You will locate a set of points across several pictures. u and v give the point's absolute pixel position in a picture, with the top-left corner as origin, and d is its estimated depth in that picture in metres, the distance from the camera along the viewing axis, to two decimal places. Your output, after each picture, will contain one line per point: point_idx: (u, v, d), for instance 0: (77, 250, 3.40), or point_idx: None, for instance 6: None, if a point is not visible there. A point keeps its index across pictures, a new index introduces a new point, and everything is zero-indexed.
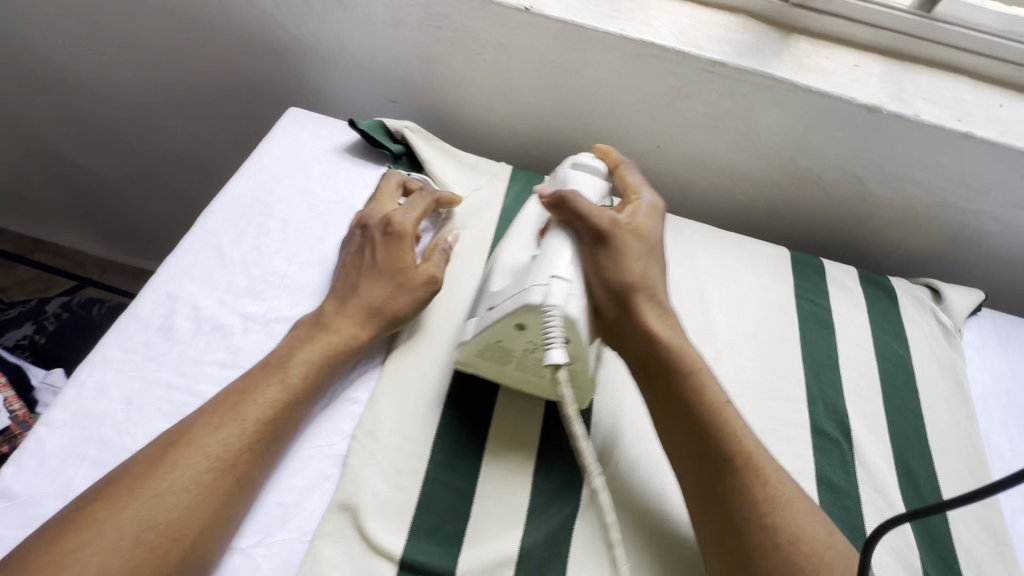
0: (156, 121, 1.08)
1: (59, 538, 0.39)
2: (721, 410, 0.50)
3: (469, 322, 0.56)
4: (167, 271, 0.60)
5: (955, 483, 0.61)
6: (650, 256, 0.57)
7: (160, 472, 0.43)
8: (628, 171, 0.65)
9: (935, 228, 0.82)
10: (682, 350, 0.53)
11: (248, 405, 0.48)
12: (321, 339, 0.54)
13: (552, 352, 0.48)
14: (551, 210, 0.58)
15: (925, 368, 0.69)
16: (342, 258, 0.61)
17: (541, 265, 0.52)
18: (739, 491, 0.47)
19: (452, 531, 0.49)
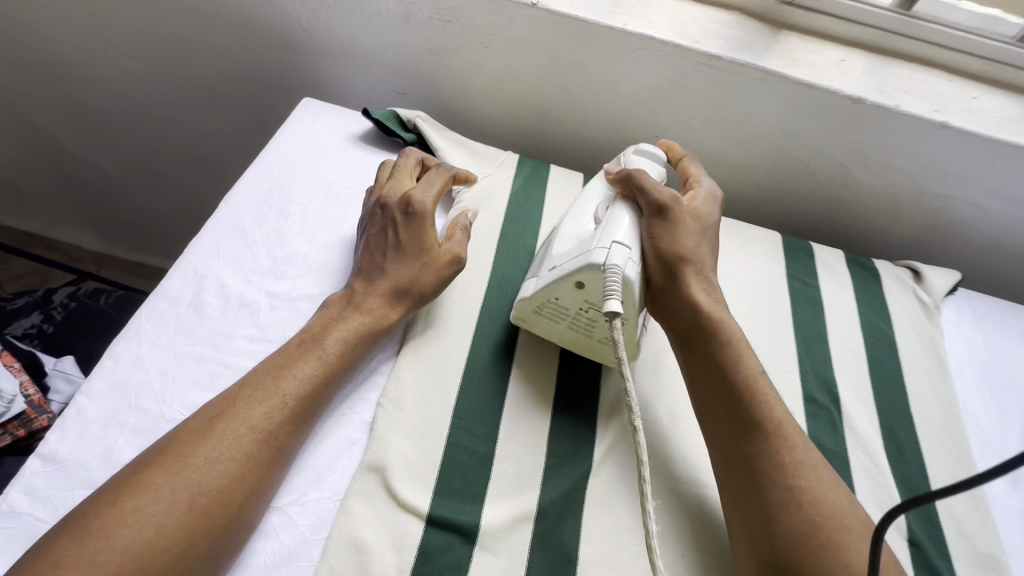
0: (162, 113, 1.09)
1: (116, 501, 0.42)
2: (754, 381, 0.55)
3: (528, 280, 0.61)
4: (194, 252, 0.62)
5: (936, 446, 0.65)
6: (703, 236, 0.63)
7: (208, 443, 0.46)
8: (691, 163, 0.71)
9: (915, 214, 0.87)
10: (723, 322, 0.58)
11: (287, 380, 0.51)
12: (354, 319, 0.57)
13: (610, 303, 0.50)
14: (617, 184, 0.63)
15: (907, 342, 0.74)
16: (365, 240, 0.62)
17: (603, 231, 0.56)
18: (769, 454, 0.50)
19: (474, 490, 0.53)
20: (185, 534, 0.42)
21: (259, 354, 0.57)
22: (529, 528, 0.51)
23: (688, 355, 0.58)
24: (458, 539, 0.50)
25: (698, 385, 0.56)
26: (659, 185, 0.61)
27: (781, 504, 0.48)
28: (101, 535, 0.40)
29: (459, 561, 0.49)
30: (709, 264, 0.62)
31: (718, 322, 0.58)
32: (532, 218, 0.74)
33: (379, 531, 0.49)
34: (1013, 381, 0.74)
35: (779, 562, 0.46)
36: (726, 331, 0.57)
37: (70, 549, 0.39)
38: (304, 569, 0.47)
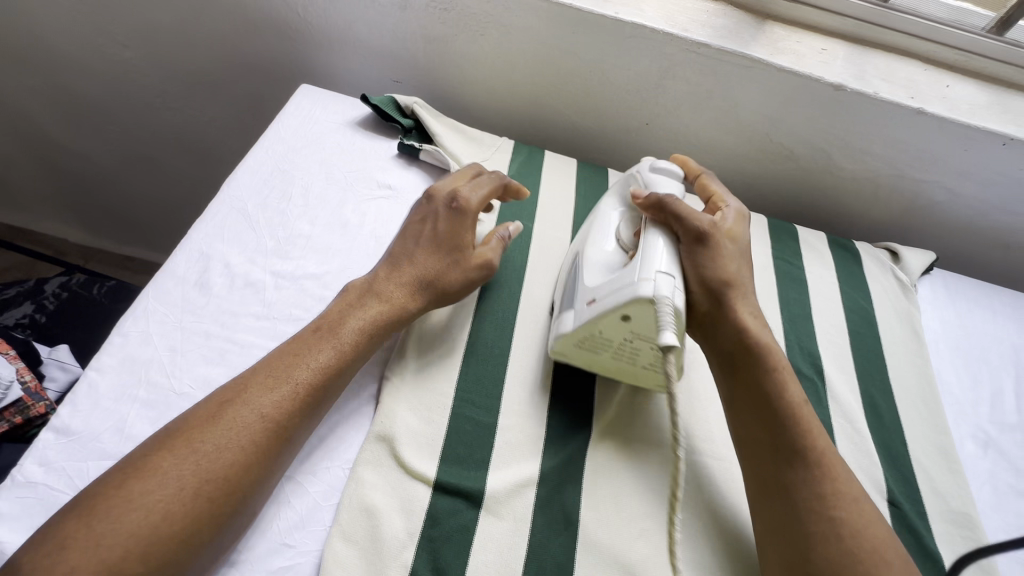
0: (154, 102, 1.09)
1: (125, 483, 0.42)
2: (799, 409, 0.54)
3: (567, 312, 0.59)
4: (198, 233, 0.64)
5: (913, 413, 0.69)
6: (741, 259, 0.62)
7: (217, 429, 0.46)
8: (711, 179, 0.71)
9: (893, 197, 0.91)
10: (770, 347, 0.57)
11: (301, 368, 0.51)
12: (374, 306, 0.57)
13: (665, 335, 0.48)
14: (647, 210, 0.61)
15: (886, 317, 0.78)
16: (405, 225, 0.64)
17: (647, 260, 0.54)
18: (812, 483, 0.50)
19: (478, 457, 0.55)
20: (190, 520, 0.42)
21: (266, 331, 0.58)
22: (532, 492, 0.53)
23: (732, 380, 0.57)
24: (464, 504, 0.52)
25: (739, 411, 0.56)
26: (693, 209, 0.60)
27: (823, 533, 0.48)
28: (109, 518, 0.40)
29: (466, 524, 0.50)
30: (749, 286, 0.61)
31: (765, 347, 0.57)
32: (529, 201, 0.76)
33: (388, 497, 0.51)
34: (984, 354, 0.79)
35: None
36: (772, 358, 0.56)
37: (80, 528, 0.40)
38: (317, 533, 0.49)
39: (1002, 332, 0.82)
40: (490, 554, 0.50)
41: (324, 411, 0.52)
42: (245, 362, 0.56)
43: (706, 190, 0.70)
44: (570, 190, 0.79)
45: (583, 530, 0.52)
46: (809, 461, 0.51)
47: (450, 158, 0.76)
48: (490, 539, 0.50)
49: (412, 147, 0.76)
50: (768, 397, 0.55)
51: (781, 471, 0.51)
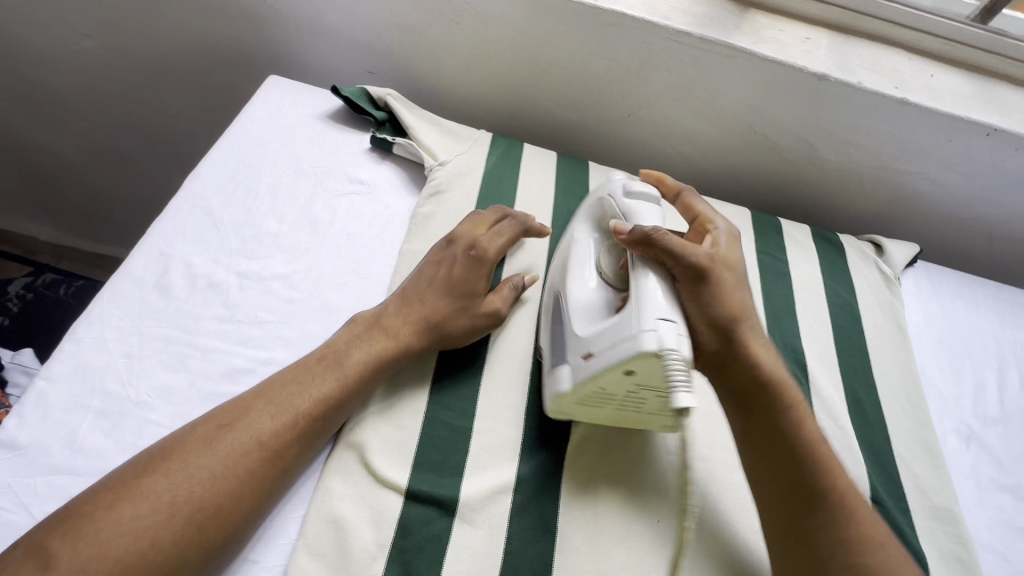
0: (121, 95, 1.05)
1: (112, 502, 0.40)
2: (818, 447, 0.52)
3: (562, 366, 0.53)
4: (158, 232, 0.61)
5: (897, 408, 0.68)
6: (741, 287, 0.56)
7: (212, 453, 0.44)
8: (693, 198, 0.65)
9: (877, 188, 0.90)
10: (785, 382, 0.54)
11: (301, 398, 0.49)
12: (379, 344, 0.54)
13: (681, 398, 0.45)
14: (632, 247, 0.52)
15: (870, 311, 0.77)
16: (422, 263, 0.62)
17: (640, 307, 0.48)
18: (836, 529, 0.48)
19: (452, 463, 0.53)
20: (178, 549, 0.40)
21: (229, 335, 0.55)
22: (508, 499, 0.51)
23: (744, 420, 0.54)
24: (437, 512, 0.50)
25: (754, 451, 0.53)
26: (683, 241, 0.52)
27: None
28: (94, 542, 0.38)
29: (439, 533, 0.49)
30: (754, 312, 0.57)
31: (778, 382, 0.54)
32: (507, 196, 0.74)
33: (357, 507, 0.49)
34: (967, 347, 0.78)
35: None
36: (785, 394, 0.53)
37: (61, 546, 0.38)
38: (282, 546, 0.47)
39: (985, 325, 0.81)
40: (463, 564, 0.48)
41: (323, 441, 0.51)
42: (206, 368, 0.53)
43: (689, 210, 0.64)
44: (549, 184, 0.77)
45: (561, 537, 0.50)
46: (829, 503, 0.49)
47: (424, 151, 0.73)
48: (464, 549, 0.48)
49: (385, 140, 0.74)
50: (782, 439, 0.52)
51: (800, 516, 0.50)
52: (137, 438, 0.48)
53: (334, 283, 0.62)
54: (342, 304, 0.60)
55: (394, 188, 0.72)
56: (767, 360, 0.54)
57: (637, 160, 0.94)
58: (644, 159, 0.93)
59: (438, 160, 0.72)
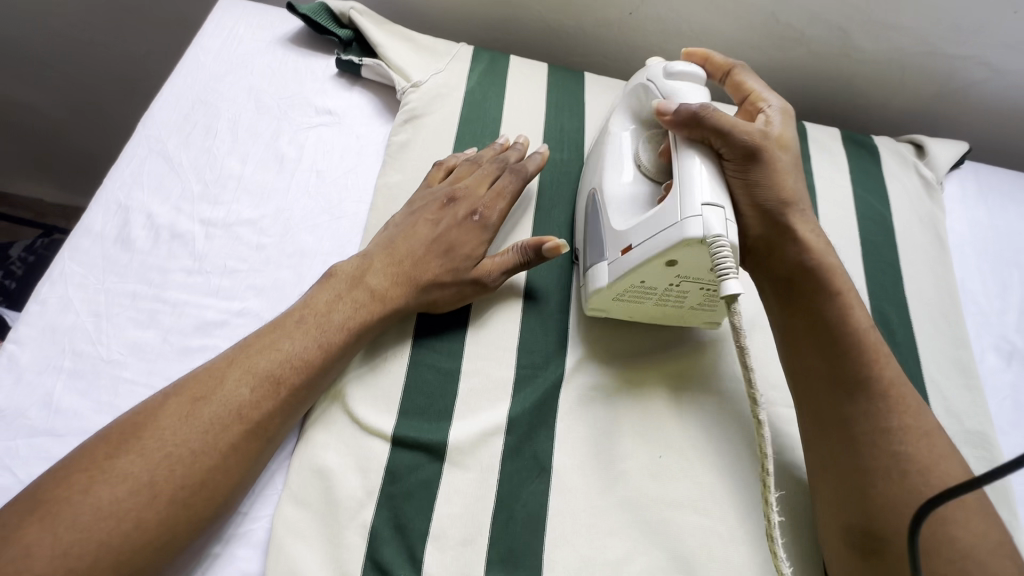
0: (83, 38, 0.98)
1: (85, 485, 0.37)
2: (865, 338, 0.48)
3: (600, 263, 0.51)
4: (115, 182, 0.57)
5: (929, 328, 0.62)
6: (794, 168, 0.53)
7: (188, 426, 0.40)
8: (746, 74, 0.58)
9: (922, 79, 0.78)
10: (832, 269, 0.50)
11: (281, 365, 0.45)
12: (365, 305, 0.50)
13: (728, 283, 0.41)
14: (677, 127, 0.49)
15: (905, 223, 0.69)
16: (414, 218, 0.55)
17: (684, 190, 0.45)
18: (876, 422, 0.45)
19: (440, 408, 0.50)
20: (162, 528, 0.37)
21: (198, 288, 0.52)
22: (500, 441, 0.49)
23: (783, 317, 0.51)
24: (426, 457, 0.48)
25: (790, 344, 0.50)
26: (732, 118, 0.49)
27: (881, 471, 0.43)
28: (71, 526, 0.35)
29: (429, 478, 0.47)
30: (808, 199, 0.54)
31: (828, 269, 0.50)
32: (492, 117, 0.66)
33: (343, 456, 0.47)
34: (1016, 256, 0.70)
35: (874, 527, 0.42)
36: (836, 279, 0.49)
37: (36, 534, 0.35)
38: (271, 499, 0.46)
39: None
40: (455, 507, 0.46)
41: (309, 405, 0.48)
42: (177, 323, 0.51)
43: (740, 89, 0.58)
44: (540, 100, 0.69)
45: (558, 476, 0.48)
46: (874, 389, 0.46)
47: (395, 72, 0.65)
48: (455, 492, 0.47)
49: (351, 63, 0.66)
50: (830, 325, 0.48)
51: (839, 404, 0.46)
52: (114, 398, 0.47)
53: (306, 226, 0.57)
54: (316, 247, 0.56)
55: (366, 116, 0.66)
56: (818, 246, 0.51)
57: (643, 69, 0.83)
58: None
59: (411, 81, 0.65)
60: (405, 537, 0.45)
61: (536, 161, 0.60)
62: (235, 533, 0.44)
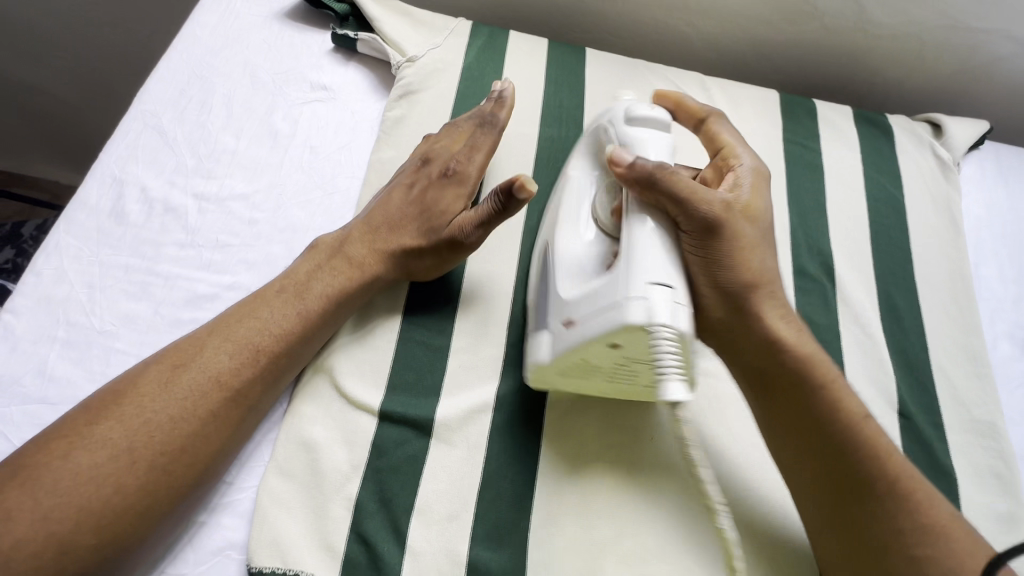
0: (88, 17, 0.98)
1: (65, 451, 0.38)
2: (868, 431, 0.44)
3: (540, 333, 0.46)
4: (110, 156, 0.57)
5: (938, 313, 0.60)
6: (764, 244, 0.48)
7: (168, 393, 0.42)
8: (718, 125, 0.54)
9: (941, 54, 0.75)
10: (814, 358, 0.46)
11: (261, 333, 0.46)
12: (342, 272, 0.51)
13: (669, 386, 0.38)
14: (630, 184, 0.44)
15: (918, 205, 0.66)
16: (391, 186, 0.56)
17: (632, 267, 0.40)
18: (892, 524, 0.41)
19: (428, 384, 0.50)
20: (143, 492, 0.39)
21: (190, 261, 0.53)
22: (487, 418, 0.49)
23: (765, 404, 0.47)
24: (413, 433, 0.48)
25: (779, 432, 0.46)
26: (694, 184, 0.43)
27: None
28: (50, 489, 0.37)
29: (415, 454, 0.47)
30: (777, 276, 0.48)
31: (805, 360, 0.45)
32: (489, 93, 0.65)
33: (329, 429, 0.47)
34: None
35: None
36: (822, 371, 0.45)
37: (15, 498, 0.36)
38: (256, 470, 0.46)
39: None
40: (441, 483, 0.46)
41: (293, 375, 0.48)
42: (169, 295, 0.51)
43: (712, 141, 0.54)
44: (540, 76, 0.68)
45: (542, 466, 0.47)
46: (881, 488, 0.42)
47: (391, 47, 0.64)
48: (441, 468, 0.47)
49: (347, 38, 0.65)
50: (821, 419, 0.44)
51: (846, 504, 0.43)
52: (106, 367, 0.47)
53: (298, 201, 0.57)
54: (308, 223, 0.56)
55: (361, 92, 0.65)
56: (790, 332, 0.46)
57: (648, 45, 0.81)
58: (657, 43, 0.80)
59: (407, 56, 0.64)
60: (390, 512, 0.45)
61: (505, 107, 0.59)
62: (221, 502, 0.44)
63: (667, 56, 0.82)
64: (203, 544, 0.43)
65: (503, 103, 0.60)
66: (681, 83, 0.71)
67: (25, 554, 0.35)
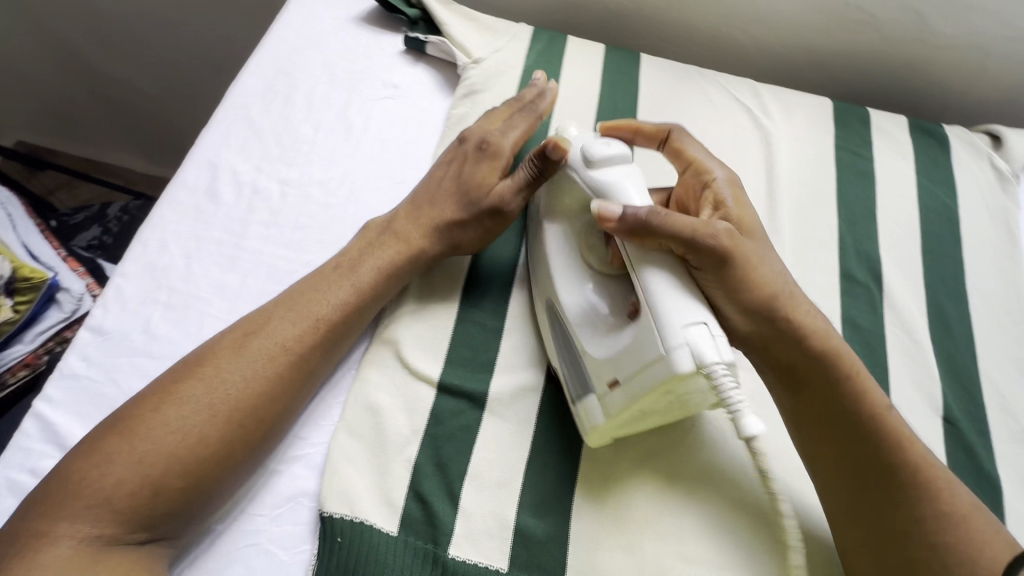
0: (179, 19, 1.08)
1: (156, 407, 0.44)
2: (892, 421, 0.46)
3: (588, 396, 0.47)
4: (206, 142, 0.63)
5: (990, 324, 0.60)
6: (767, 250, 0.50)
7: (239, 358, 0.47)
8: (683, 140, 0.56)
9: (1002, 65, 0.75)
10: (839, 353, 0.48)
11: (320, 304, 0.51)
12: (390, 247, 0.55)
13: (745, 422, 0.40)
14: (626, 236, 0.44)
15: (973, 215, 0.66)
16: (432, 167, 0.60)
17: (658, 317, 0.41)
18: (921, 519, 0.42)
19: (484, 361, 0.54)
20: (220, 443, 0.44)
21: (273, 239, 0.58)
22: (537, 397, 0.52)
23: (794, 398, 0.48)
24: (469, 405, 0.52)
25: (807, 432, 0.47)
26: (688, 220, 0.44)
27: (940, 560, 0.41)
28: (144, 438, 0.43)
29: (470, 424, 0.51)
30: (788, 276, 0.50)
31: (833, 353, 0.47)
32: None
33: (392, 396, 0.51)
34: None
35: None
36: (846, 365, 0.47)
37: (116, 447, 0.42)
38: (325, 427, 0.51)
39: None
40: (492, 452, 0.50)
41: (348, 343, 0.53)
42: (254, 269, 0.57)
43: (679, 157, 0.55)
44: (595, 79, 0.71)
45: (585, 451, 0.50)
46: (909, 482, 0.44)
47: (457, 49, 0.69)
48: (492, 438, 0.50)
49: (417, 40, 0.70)
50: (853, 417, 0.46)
51: (875, 499, 0.44)
52: (199, 328, 0.53)
53: (370, 189, 0.62)
54: (377, 209, 0.61)
55: (428, 90, 0.70)
56: (818, 331, 0.48)
57: (701, 53, 0.83)
58: (709, 52, 0.82)
59: (472, 57, 0.68)
60: (446, 475, 0.49)
61: (545, 98, 0.63)
62: (294, 453, 0.49)
63: (719, 64, 0.83)
64: (278, 489, 0.48)
65: (541, 90, 0.64)
66: (735, 87, 0.72)
67: (125, 493, 0.41)
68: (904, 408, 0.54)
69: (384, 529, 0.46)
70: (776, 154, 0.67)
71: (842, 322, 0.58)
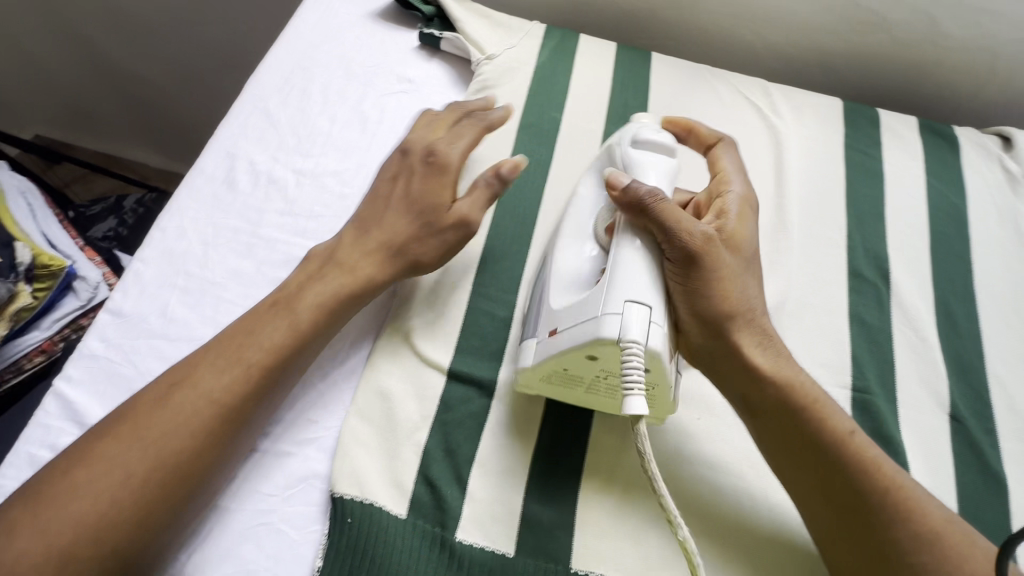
0: (198, 17, 1.10)
1: (71, 473, 0.41)
2: (853, 445, 0.46)
3: (530, 340, 0.49)
4: (224, 133, 0.65)
5: (997, 323, 0.60)
6: (747, 272, 0.50)
7: (161, 413, 0.44)
8: (722, 150, 0.56)
9: (1013, 68, 0.75)
10: (792, 383, 0.47)
11: (251, 347, 0.47)
12: (335, 279, 0.51)
13: (631, 400, 0.39)
14: (623, 207, 0.46)
15: (982, 215, 0.66)
16: (377, 182, 0.57)
17: (611, 282, 0.42)
18: (891, 532, 0.42)
19: (493, 349, 0.55)
20: (140, 506, 0.41)
21: (288, 227, 0.59)
22: None
23: (753, 421, 0.48)
24: (477, 392, 0.52)
25: (773, 451, 0.47)
26: (683, 215, 0.45)
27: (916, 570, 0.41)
28: (54, 508, 0.39)
29: (478, 410, 0.52)
30: (759, 304, 0.49)
31: (786, 384, 0.47)
32: (559, 90, 0.70)
33: (403, 382, 0.52)
34: None
35: None
36: (803, 392, 0.47)
37: (27, 520, 0.39)
38: (339, 411, 0.52)
39: None
40: (500, 438, 0.50)
41: (291, 382, 0.49)
42: (270, 256, 0.58)
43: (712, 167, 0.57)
44: (607, 77, 0.72)
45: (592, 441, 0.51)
46: (878, 504, 0.43)
47: (472, 45, 0.70)
48: (500, 424, 0.51)
49: (432, 36, 0.71)
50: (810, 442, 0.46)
51: (843, 519, 0.44)
52: (215, 312, 0.54)
53: None
54: None
55: (442, 85, 0.71)
56: (777, 358, 0.48)
57: (712, 53, 0.84)
58: (720, 52, 0.83)
59: (486, 54, 0.69)
60: (454, 460, 0.49)
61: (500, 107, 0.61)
62: (308, 436, 0.50)
63: (730, 64, 0.84)
64: (293, 469, 0.49)
65: (488, 105, 0.63)
66: (745, 86, 0.73)
67: (33, 567, 0.38)
68: (909, 404, 0.55)
69: (394, 511, 0.47)
70: (785, 153, 0.68)
71: (850, 318, 0.58)
